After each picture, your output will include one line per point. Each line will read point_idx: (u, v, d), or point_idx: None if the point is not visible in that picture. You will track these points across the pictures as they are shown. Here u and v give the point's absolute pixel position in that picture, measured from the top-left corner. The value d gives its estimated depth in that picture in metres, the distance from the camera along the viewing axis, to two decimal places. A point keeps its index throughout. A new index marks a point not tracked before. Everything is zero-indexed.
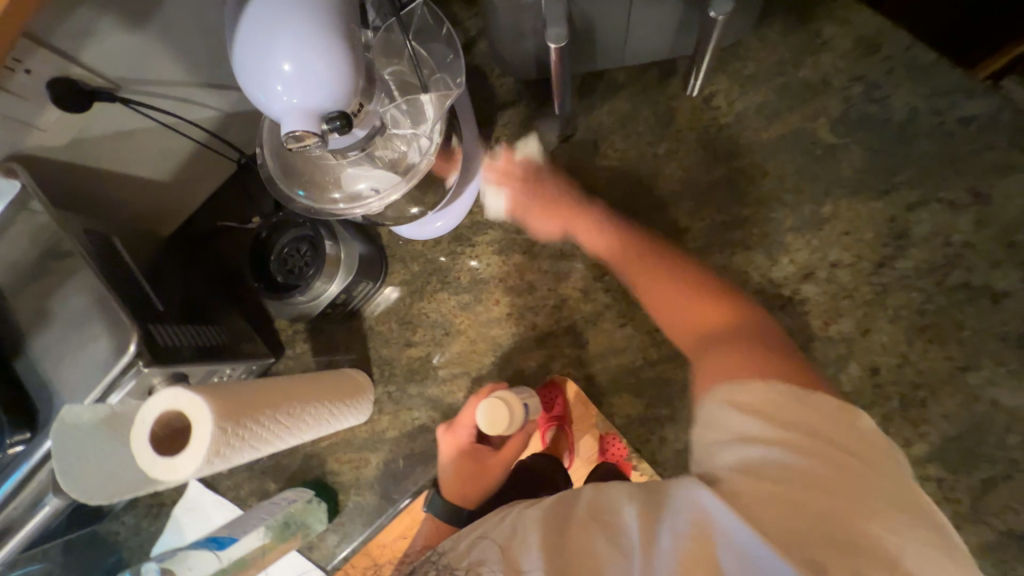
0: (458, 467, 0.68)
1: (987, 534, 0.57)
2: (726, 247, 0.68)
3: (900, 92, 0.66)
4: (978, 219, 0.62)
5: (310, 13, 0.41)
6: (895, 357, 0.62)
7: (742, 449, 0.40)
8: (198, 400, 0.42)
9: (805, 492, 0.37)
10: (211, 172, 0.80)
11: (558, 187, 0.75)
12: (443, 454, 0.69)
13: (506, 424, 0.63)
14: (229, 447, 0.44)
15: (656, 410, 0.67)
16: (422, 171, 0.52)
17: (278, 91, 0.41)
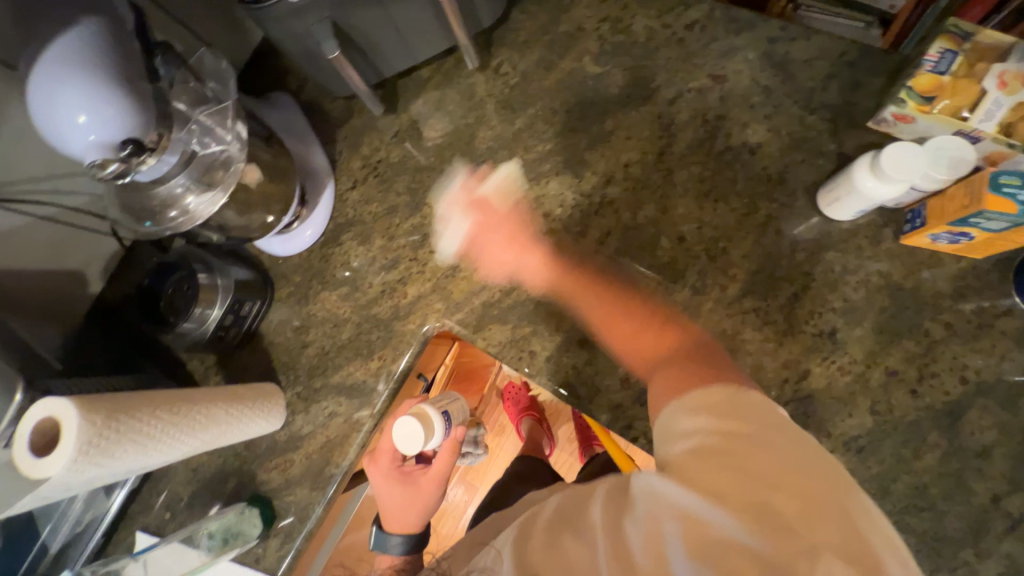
0: (395, 491, 0.77)
1: (809, 341, 0.65)
2: (540, 178, 0.79)
3: (636, 20, 0.81)
4: (721, 95, 0.75)
5: (90, 71, 0.52)
6: (694, 222, 0.72)
7: (702, 440, 0.46)
8: (63, 402, 0.49)
9: (764, 470, 0.42)
10: (95, 251, 0.88)
11: (399, 175, 0.86)
12: (378, 484, 0.78)
13: (423, 436, 0.71)
14: (104, 438, 0.51)
15: (522, 329, 0.75)
16: (236, 169, 0.63)
17: (87, 139, 0.52)
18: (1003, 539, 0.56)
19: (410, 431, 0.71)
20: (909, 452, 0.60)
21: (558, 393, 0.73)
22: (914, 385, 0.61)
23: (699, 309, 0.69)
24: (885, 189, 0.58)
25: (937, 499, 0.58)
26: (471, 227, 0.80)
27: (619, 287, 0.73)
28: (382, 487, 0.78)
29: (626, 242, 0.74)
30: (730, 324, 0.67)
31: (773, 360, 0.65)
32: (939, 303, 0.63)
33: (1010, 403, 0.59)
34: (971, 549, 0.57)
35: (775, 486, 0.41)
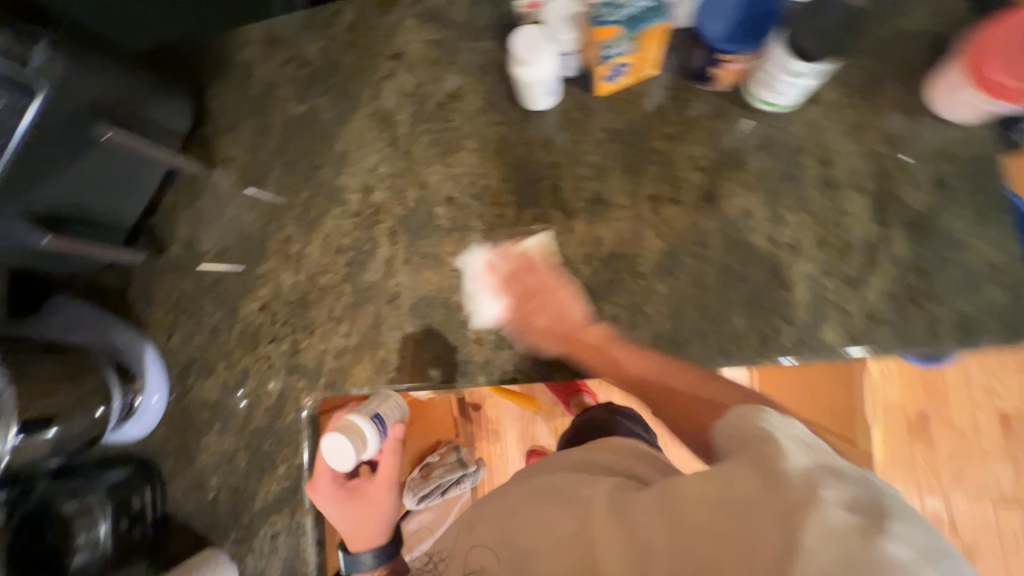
0: (334, 508, 0.83)
1: (585, 211, 0.71)
2: (316, 223, 0.82)
3: (309, 50, 0.85)
4: (408, 68, 0.80)
5: None
6: (450, 179, 0.77)
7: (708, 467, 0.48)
8: None
9: (719, 473, 0.43)
10: None
11: (202, 297, 0.86)
12: (324, 505, 0.81)
13: (349, 454, 0.73)
14: None
15: (415, 351, 0.76)
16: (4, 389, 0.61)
17: None
18: (796, 264, 0.65)
19: (340, 445, 0.73)
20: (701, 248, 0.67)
21: (437, 386, 0.75)
22: (674, 196, 0.69)
23: (493, 244, 0.74)
24: (543, 69, 0.64)
25: (738, 268, 0.66)
26: (286, 301, 0.82)
27: (430, 270, 0.76)
28: (328, 508, 0.81)
29: (413, 229, 0.77)
30: (526, 240, 0.73)
31: (569, 243, 0.71)
32: (653, 123, 0.71)
33: (739, 160, 0.68)
34: (780, 289, 0.65)
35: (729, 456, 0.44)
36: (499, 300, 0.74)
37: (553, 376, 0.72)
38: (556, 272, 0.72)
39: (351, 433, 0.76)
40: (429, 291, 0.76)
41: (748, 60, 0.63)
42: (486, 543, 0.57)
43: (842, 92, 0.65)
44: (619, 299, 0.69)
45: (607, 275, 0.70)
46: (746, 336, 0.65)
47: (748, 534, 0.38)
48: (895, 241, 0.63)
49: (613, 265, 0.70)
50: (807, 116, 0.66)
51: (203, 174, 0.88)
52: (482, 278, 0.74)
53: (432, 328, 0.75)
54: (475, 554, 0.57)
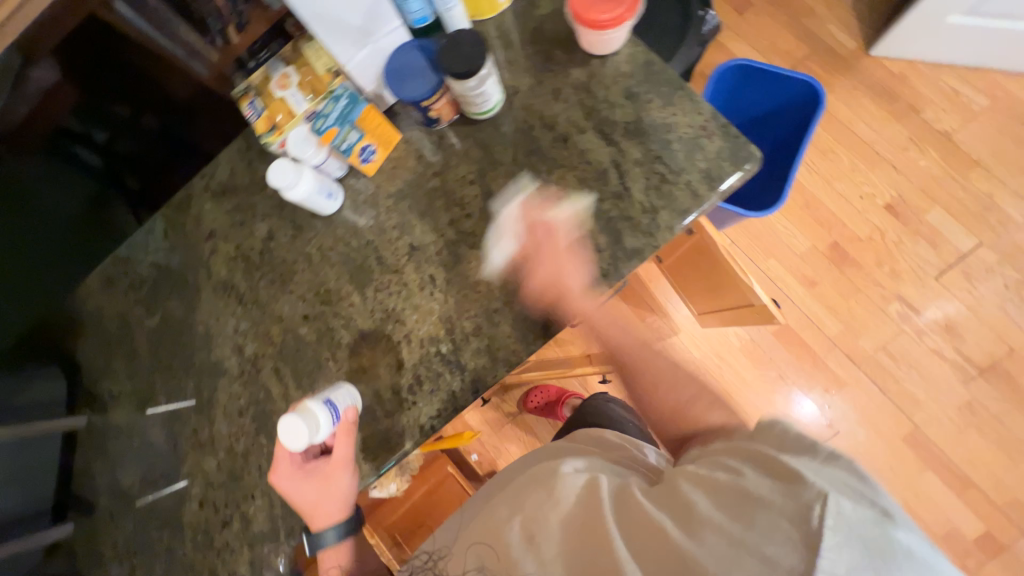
0: (301, 491, 0.77)
1: (411, 261, 0.82)
2: (211, 402, 0.87)
3: (140, 270, 0.95)
4: (224, 238, 0.91)
5: None
6: (299, 301, 0.86)
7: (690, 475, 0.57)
8: None
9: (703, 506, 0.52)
10: None
11: (145, 528, 0.87)
12: (287, 489, 0.77)
13: (302, 437, 0.70)
14: None
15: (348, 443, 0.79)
16: None
17: None
18: (576, 206, 0.76)
19: (295, 428, 0.70)
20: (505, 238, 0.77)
21: (382, 460, 0.78)
22: (466, 212, 0.81)
23: (357, 328, 0.82)
24: (306, 179, 0.76)
25: (541, 234, 0.77)
26: (218, 483, 0.84)
27: (320, 380, 0.82)
28: (294, 491, 0.77)
29: (291, 357, 0.84)
30: (380, 311, 0.81)
31: (412, 292, 0.81)
32: (421, 169, 0.84)
33: (495, 159, 0.81)
34: (578, 230, 0.76)
35: (714, 490, 0.53)
36: (385, 371, 0.80)
37: (460, 404, 0.77)
38: (416, 320, 0.80)
39: (329, 396, 0.74)
40: None
41: (447, 92, 0.78)
42: (487, 542, 0.61)
43: (532, 76, 0.82)
44: (474, 311, 0.78)
45: (454, 299, 0.79)
46: (576, 278, 0.75)
47: (726, 514, 0.49)
48: (630, 149, 0.76)
49: (453, 288, 0.79)
50: (518, 105, 0.81)
51: (99, 420, 0.92)
52: (363, 361, 0.81)
53: None
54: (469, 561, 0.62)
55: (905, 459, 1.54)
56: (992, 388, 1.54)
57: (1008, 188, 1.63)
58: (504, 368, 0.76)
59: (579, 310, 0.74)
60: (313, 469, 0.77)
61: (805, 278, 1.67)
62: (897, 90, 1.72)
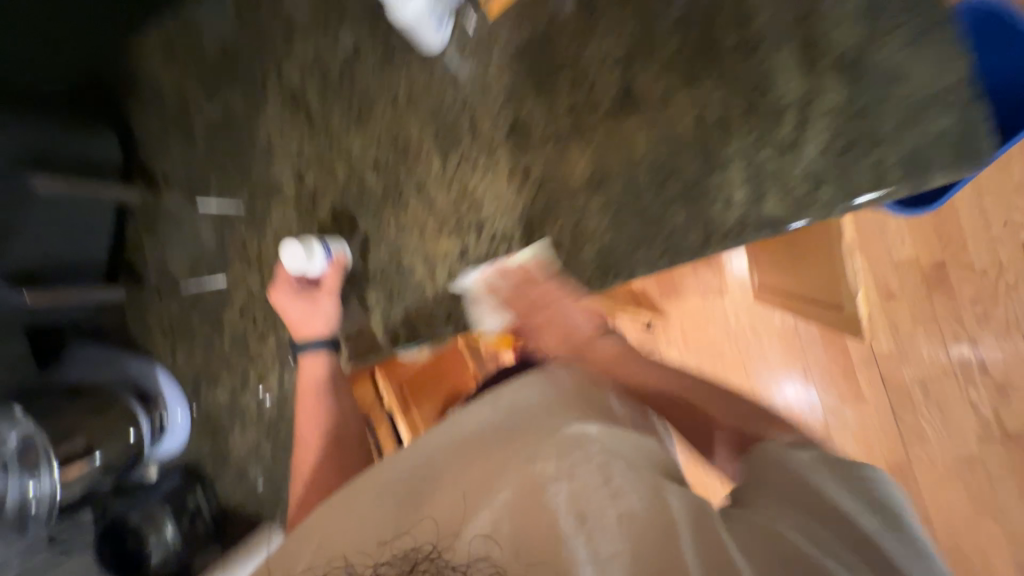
0: (293, 310, 0.79)
1: (509, 141, 0.69)
2: (264, 220, 0.83)
3: (206, 47, 0.83)
4: (303, 38, 0.77)
5: None
6: (374, 144, 0.76)
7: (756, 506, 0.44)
8: None
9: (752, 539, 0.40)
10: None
11: (189, 315, 0.91)
12: (282, 306, 0.80)
13: (298, 249, 0.74)
14: None
15: (396, 306, 0.78)
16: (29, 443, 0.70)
17: None
18: (728, 142, 0.62)
19: (296, 245, 0.74)
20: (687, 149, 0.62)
21: (420, 334, 0.77)
22: (592, 102, 0.66)
23: (429, 196, 0.74)
24: None
25: (670, 162, 0.64)
26: (261, 300, 0.86)
27: (377, 238, 0.77)
28: (286, 309, 0.79)
29: (353, 203, 0.78)
30: (458, 187, 0.72)
31: (499, 176, 0.70)
32: (555, 27, 0.66)
33: (652, 44, 0.63)
34: (717, 173, 0.62)
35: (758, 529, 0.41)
36: (447, 252, 0.74)
37: (512, 312, 0.72)
38: (494, 211, 0.71)
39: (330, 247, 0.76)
40: (382, 259, 0.77)
41: None
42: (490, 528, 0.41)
43: None
44: (561, 221, 0.69)
45: (541, 201, 0.69)
46: (688, 229, 0.64)
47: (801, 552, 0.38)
48: (828, 88, 0.58)
49: (547, 190, 0.69)
50: None
51: (154, 199, 0.90)
52: (426, 235, 0.75)
53: (395, 293, 0.77)
54: (473, 541, 0.41)
55: None
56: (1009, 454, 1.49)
57: None
58: (570, 294, 0.70)
59: (672, 263, 0.65)
60: (306, 296, 0.78)
61: (886, 289, 1.52)
62: None
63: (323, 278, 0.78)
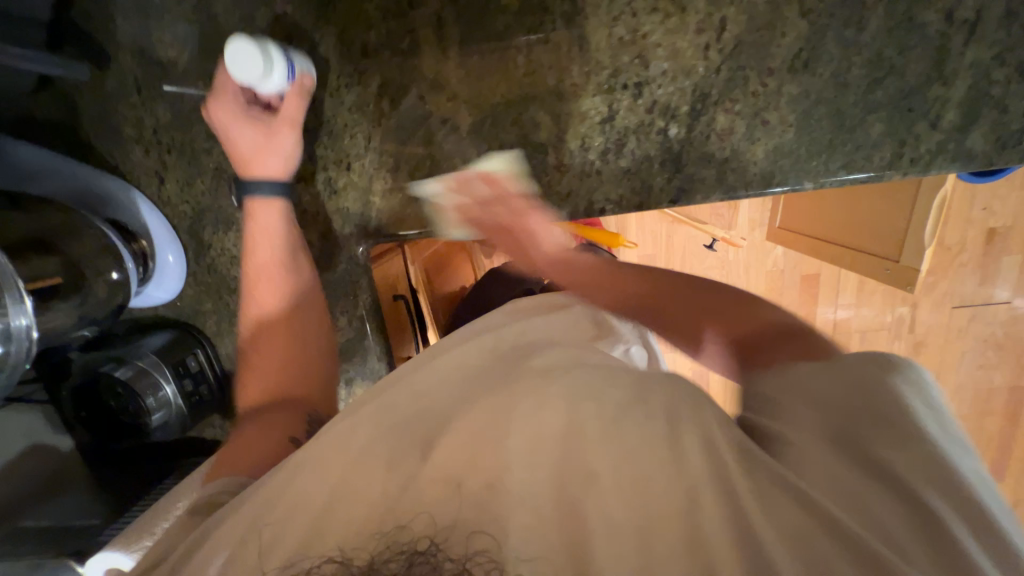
0: (241, 135, 0.60)
1: None
2: (327, 11, 0.60)
3: None
4: None
5: None
6: None
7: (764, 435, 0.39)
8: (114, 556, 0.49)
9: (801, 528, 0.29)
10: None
11: (193, 128, 0.68)
12: (223, 127, 0.60)
13: (252, 49, 0.52)
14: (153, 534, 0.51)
15: (501, 169, 0.63)
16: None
17: None
18: (966, 50, 0.53)
19: (245, 45, 0.52)
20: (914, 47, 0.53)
21: None
22: None
23: (579, 31, 0.57)
24: None
25: (894, 57, 0.54)
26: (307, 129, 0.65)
27: (495, 76, 0.60)
28: (231, 131, 0.59)
29: (471, 16, 0.58)
30: (624, 28, 0.56)
31: (681, 25, 0.55)
32: None
33: None
34: (938, 85, 0.54)
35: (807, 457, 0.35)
36: (586, 114, 0.59)
37: (646, 204, 0.62)
38: (662, 72, 0.57)
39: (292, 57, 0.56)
40: (495, 105, 0.60)
41: None
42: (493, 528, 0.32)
43: None
44: (739, 105, 0.57)
45: (725, 72, 0.56)
46: (880, 145, 0.56)
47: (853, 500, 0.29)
48: None
49: (737, 58, 0.55)
50: None
51: None
52: (563, 85, 0.59)
53: (502, 153, 0.62)
54: (473, 536, 0.32)
55: None
56: None
57: None
58: (720, 196, 0.61)
59: (850, 178, 0.58)
60: (257, 119, 0.59)
61: None
62: None
63: (281, 100, 0.59)
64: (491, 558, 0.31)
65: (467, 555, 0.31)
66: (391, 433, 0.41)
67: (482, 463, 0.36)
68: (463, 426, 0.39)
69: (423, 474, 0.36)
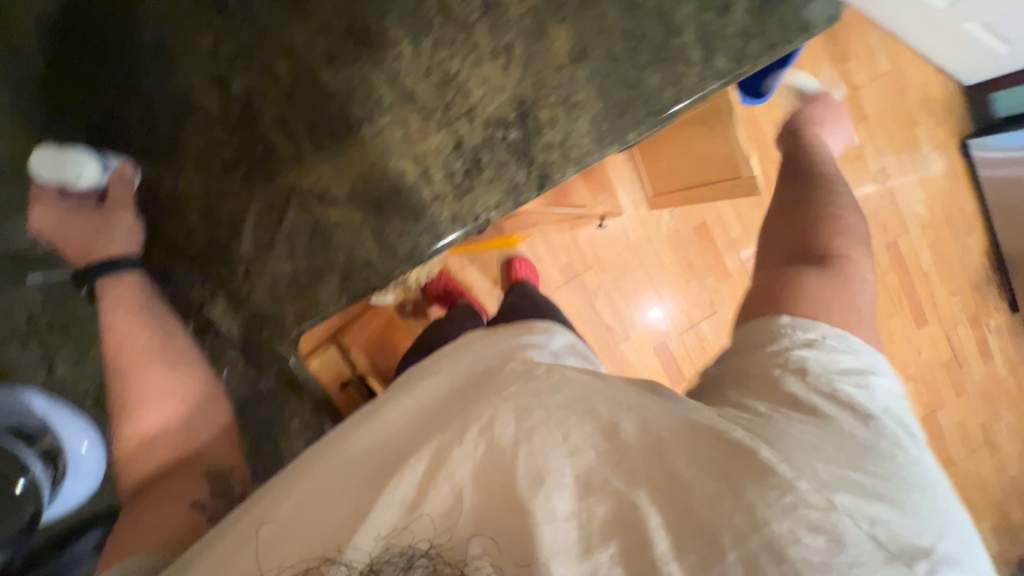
0: (76, 236, 0.64)
1: (484, 20, 0.67)
2: (180, 149, 0.65)
3: None
4: None
5: None
6: (322, 34, 0.64)
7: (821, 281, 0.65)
8: None
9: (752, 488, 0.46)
10: None
11: (72, 302, 0.66)
12: (58, 239, 0.64)
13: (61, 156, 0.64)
14: None
15: (390, 218, 0.69)
16: None
17: None
18: (678, 8, 0.71)
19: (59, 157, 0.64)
20: (645, 18, 0.71)
21: (429, 246, 0.70)
22: None
23: (404, 87, 0.67)
24: None
25: (637, 28, 0.71)
26: (195, 256, 0.67)
27: (350, 146, 0.67)
28: (67, 237, 0.64)
29: (309, 109, 0.65)
30: (438, 74, 0.67)
31: (480, 57, 0.68)
32: None
33: None
34: (675, 35, 0.71)
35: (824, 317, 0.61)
36: (438, 147, 0.69)
37: (521, 199, 0.71)
38: (482, 95, 0.68)
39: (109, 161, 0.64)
40: (361, 168, 0.67)
41: None
42: (487, 527, 0.41)
43: None
44: (551, 97, 0.70)
45: (529, 78, 0.69)
46: (662, 89, 0.72)
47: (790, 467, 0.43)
48: None
49: (532, 65, 0.69)
50: None
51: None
52: (410, 132, 0.68)
53: (384, 204, 0.68)
54: (474, 539, 0.40)
55: None
56: None
57: (875, 144, 2.05)
58: (573, 169, 0.72)
59: (657, 119, 0.72)
60: (90, 216, 0.64)
61: None
62: (839, 34, 1.96)
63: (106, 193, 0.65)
64: (486, 554, 0.40)
65: (467, 558, 0.39)
66: (365, 467, 0.48)
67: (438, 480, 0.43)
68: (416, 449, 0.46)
69: (384, 506, 0.43)
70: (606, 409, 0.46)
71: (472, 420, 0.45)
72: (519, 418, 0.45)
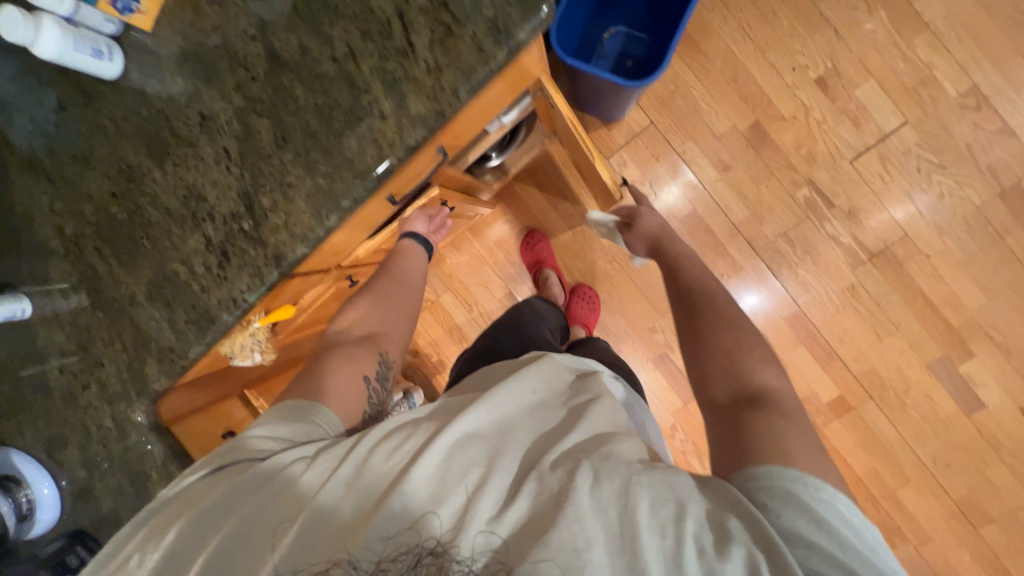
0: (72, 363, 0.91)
1: (204, 132, 0.76)
2: (46, 280, 0.89)
3: None
4: (18, 109, 0.84)
5: None
6: (105, 179, 0.82)
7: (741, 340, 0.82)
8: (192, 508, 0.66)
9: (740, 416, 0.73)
10: None
11: (21, 392, 0.96)
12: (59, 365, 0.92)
13: None
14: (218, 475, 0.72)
15: (177, 310, 0.83)
16: None
17: None
18: (361, 66, 0.69)
19: None
20: (331, 85, 0.70)
21: (206, 327, 0.83)
22: (251, 74, 0.73)
23: (162, 206, 0.80)
24: (54, 34, 0.68)
25: (326, 98, 0.71)
26: (72, 354, 0.91)
27: (139, 259, 0.83)
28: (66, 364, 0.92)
29: (109, 237, 0.84)
30: (183, 189, 0.79)
31: (207, 164, 0.77)
32: (200, 27, 0.74)
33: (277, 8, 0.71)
34: (363, 93, 0.70)
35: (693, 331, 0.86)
36: (197, 249, 0.80)
37: (268, 280, 0.78)
38: (217, 197, 0.78)
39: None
40: (150, 275, 0.83)
41: None
42: (494, 533, 0.56)
43: None
44: (270, 185, 0.75)
45: (248, 173, 0.76)
46: (363, 150, 0.71)
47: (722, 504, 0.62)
48: None
49: (249, 160, 0.75)
50: None
51: None
52: (175, 240, 0.81)
53: (170, 299, 0.83)
54: (478, 536, 0.56)
55: (783, 335, 1.64)
56: (875, 273, 1.58)
57: (951, 59, 1.47)
58: (305, 246, 0.76)
59: (372, 174, 0.71)
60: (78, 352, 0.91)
61: (721, 161, 1.61)
62: None
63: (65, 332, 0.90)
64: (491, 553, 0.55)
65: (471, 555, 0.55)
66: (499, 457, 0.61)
67: (546, 513, 0.55)
68: (567, 475, 0.58)
69: (510, 509, 0.57)
70: (668, 501, 0.56)
71: (576, 476, 0.57)
72: (588, 488, 0.56)
